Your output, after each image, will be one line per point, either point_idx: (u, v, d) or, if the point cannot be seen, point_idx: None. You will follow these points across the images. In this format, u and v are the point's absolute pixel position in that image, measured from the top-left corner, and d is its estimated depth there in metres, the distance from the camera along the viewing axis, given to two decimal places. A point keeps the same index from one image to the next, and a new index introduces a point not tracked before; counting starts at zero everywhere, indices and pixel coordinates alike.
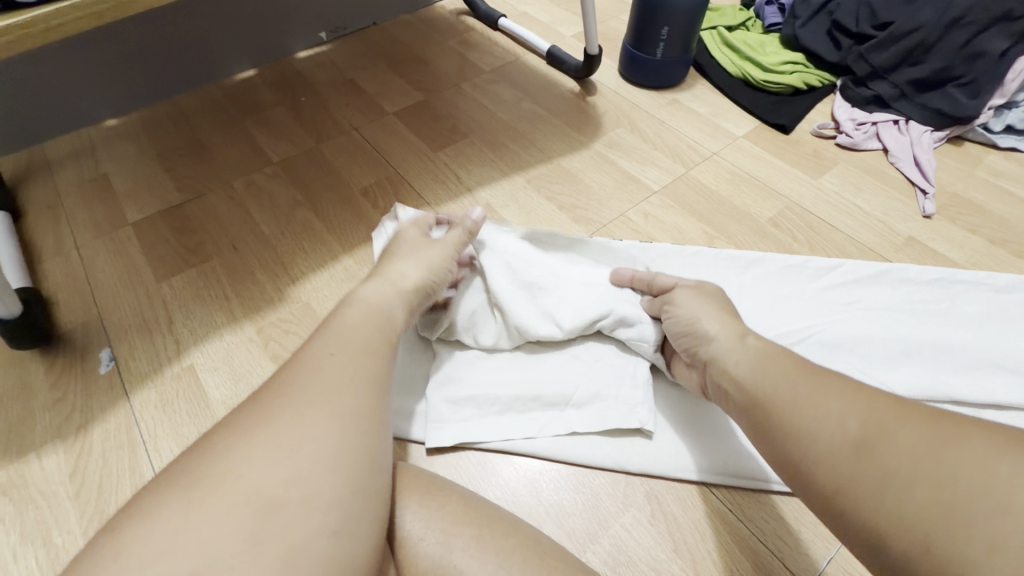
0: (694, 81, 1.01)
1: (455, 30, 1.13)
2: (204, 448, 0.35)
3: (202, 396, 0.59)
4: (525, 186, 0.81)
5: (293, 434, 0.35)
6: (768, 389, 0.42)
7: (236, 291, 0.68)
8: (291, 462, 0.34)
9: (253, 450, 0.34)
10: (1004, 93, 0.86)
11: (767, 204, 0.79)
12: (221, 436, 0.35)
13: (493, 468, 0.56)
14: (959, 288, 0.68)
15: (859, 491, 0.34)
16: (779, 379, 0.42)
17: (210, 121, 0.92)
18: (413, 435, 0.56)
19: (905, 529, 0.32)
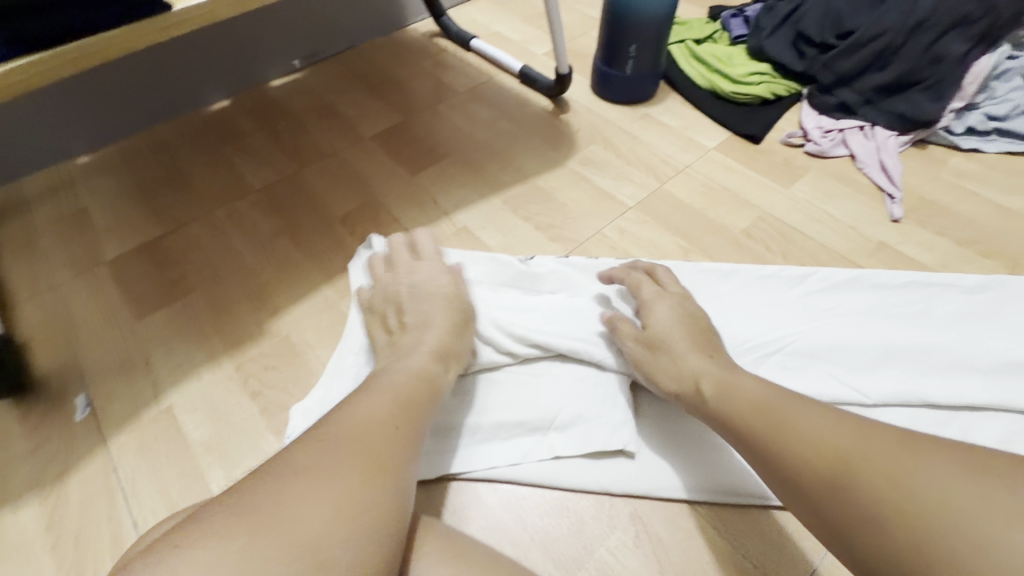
0: (665, 95, 1.02)
1: (428, 52, 1.14)
2: (266, 479, 0.37)
3: (181, 438, 0.58)
4: (502, 207, 0.82)
5: (335, 489, 0.36)
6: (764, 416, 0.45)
7: (216, 327, 0.66)
8: (340, 516, 0.35)
9: (308, 492, 0.35)
10: (963, 96, 0.89)
11: (741, 215, 0.80)
12: (279, 470, 0.37)
13: (478, 496, 0.56)
14: (935, 289, 0.68)
15: (857, 502, 0.38)
16: (781, 404, 0.46)
17: (182, 147, 0.89)
18: None
19: (895, 536, 0.35)
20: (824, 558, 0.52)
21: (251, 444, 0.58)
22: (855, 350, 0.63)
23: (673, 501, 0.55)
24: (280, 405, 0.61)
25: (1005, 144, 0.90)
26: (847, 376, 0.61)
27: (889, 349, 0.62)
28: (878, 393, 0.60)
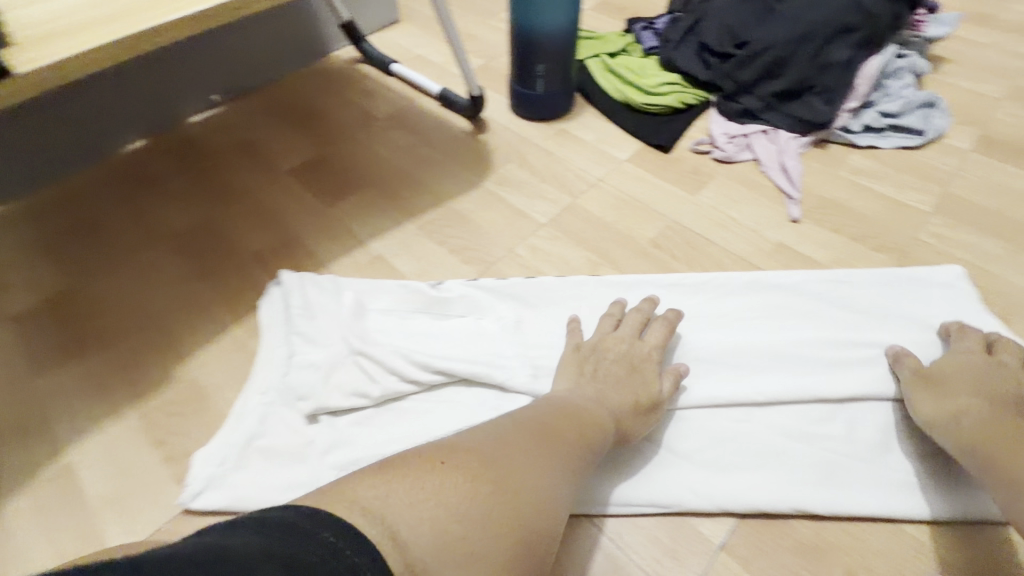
0: (581, 109, 1.05)
1: (350, 78, 1.14)
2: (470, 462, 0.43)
3: (81, 496, 0.57)
4: (417, 232, 0.83)
5: (513, 484, 0.43)
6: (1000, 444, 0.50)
7: (119, 377, 0.67)
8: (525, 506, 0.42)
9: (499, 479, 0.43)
10: (856, 96, 0.93)
11: (649, 225, 0.82)
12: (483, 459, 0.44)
13: None
14: (822, 288, 0.72)
15: None
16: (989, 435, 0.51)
17: (96, 198, 0.90)
18: None
19: None
20: (717, 560, 0.53)
21: (152, 496, 0.57)
22: (750, 351, 0.66)
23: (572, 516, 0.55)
24: (185, 452, 0.60)
25: (898, 140, 0.94)
26: (740, 378, 0.63)
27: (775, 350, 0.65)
28: (774, 391, 0.62)
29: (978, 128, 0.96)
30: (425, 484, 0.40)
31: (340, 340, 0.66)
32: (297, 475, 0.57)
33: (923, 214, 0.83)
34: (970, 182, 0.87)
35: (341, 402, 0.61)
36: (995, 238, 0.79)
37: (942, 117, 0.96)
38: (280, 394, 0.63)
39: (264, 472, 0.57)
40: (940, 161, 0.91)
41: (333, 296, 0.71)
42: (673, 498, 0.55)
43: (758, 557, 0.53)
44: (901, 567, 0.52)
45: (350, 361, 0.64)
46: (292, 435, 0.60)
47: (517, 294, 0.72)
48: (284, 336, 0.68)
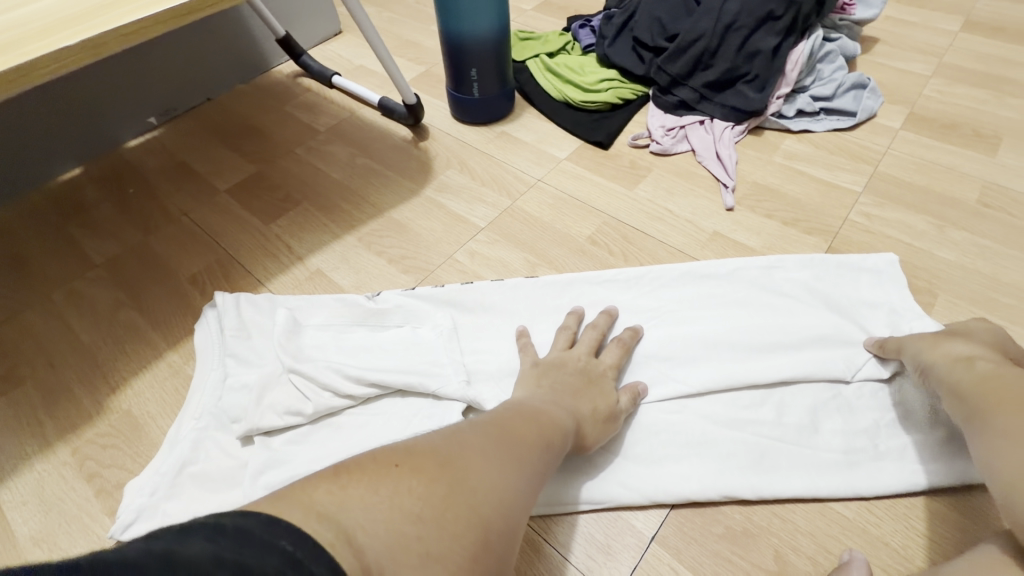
0: (522, 110, 1.05)
1: (292, 93, 1.14)
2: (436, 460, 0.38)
3: (8, 537, 0.56)
4: (356, 245, 0.83)
5: (476, 481, 0.38)
6: (997, 394, 0.47)
7: (50, 413, 0.66)
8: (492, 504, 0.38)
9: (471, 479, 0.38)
10: (787, 82, 0.95)
11: (586, 223, 0.83)
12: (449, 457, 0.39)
13: None
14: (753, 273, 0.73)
15: None
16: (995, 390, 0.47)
17: (30, 231, 0.88)
18: None
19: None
20: (650, 551, 0.53)
21: (83, 531, 0.56)
22: (681, 341, 0.66)
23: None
24: (117, 484, 0.60)
25: (831, 122, 0.96)
26: (672, 370, 0.64)
27: (706, 341, 0.66)
28: (701, 378, 0.63)
29: (907, 107, 0.98)
30: (373, 489, 0.35)
31: (274, 360, 0.66)
32: (227, 497, 0.57)
33: (854, 194, 0.84)
34: (899, 160, 0.89)
35: (273, 422, 0.61)
36: (923, 214, 0.81)
37: (873, 97, 0.97)
38: (214, 418, 0.62)
39: (195, 497, 0.57)
40: (871, 141, 0.93)
41: (269, 315, 0.71)
42: (603, 493, 0.56)
43: (690, 546, 0.53)
44: (829, 545, 0.53)
45: (282, 382, 0.63)
46: (226, 459, 0.60)
47: (453, 300, 0.72)
48: (217, 359, 0.67)
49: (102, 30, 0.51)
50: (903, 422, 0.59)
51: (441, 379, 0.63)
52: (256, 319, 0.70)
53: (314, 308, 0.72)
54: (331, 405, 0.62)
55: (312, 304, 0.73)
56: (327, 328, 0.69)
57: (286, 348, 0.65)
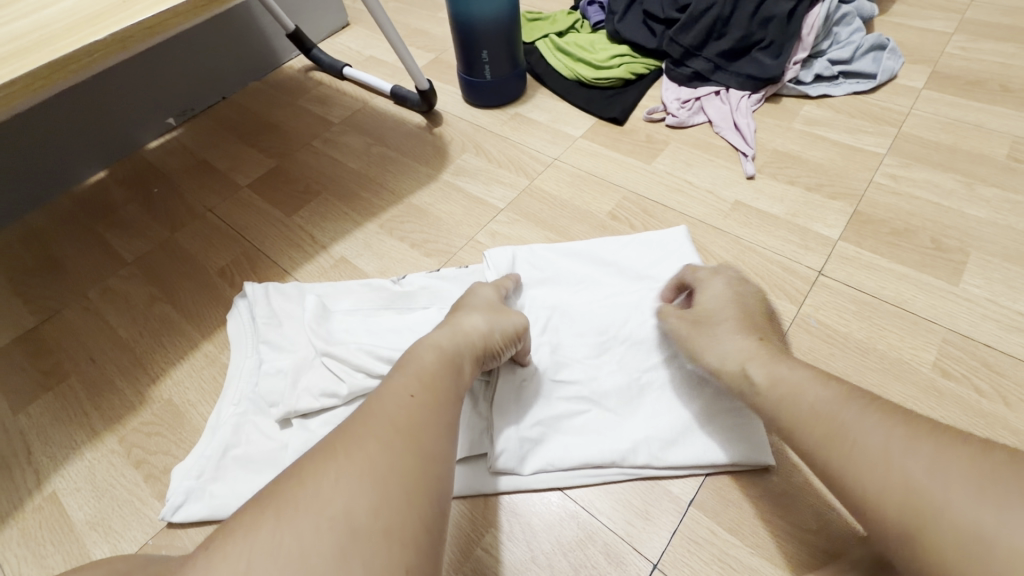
0: (534, 91, 1.05)
1: (306, 87, 1.15)
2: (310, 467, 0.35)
3: (66, 521, 0.59)
4: (378, 231, 0.84)
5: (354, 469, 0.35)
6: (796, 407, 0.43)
7: (96, 404, 0.68)
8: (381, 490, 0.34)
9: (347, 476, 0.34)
10: (804, 47, 0.93)
11: (606, 199, 0.83)
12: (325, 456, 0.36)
13: None
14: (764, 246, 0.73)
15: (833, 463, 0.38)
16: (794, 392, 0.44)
17: (61, 234, 0.91)
18: None
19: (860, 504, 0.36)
20: (689, 515, 0.53)
21: (135, 514, 0.59)
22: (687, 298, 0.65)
23: (544, 492, 0.56)
24: (165, 468, 0.62)
25: (850, 86, 0.94)
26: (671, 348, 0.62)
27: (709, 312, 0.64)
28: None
29: (929, 66, 0.96)
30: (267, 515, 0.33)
31: (303, 344, 0.67)
32: (268, 478, 0.59)
33: (878, 156, 0.83)
34: (923, 120, 0.87)
35: (307, 407, 0.61)
36: (951, 172, 0.79)
37: (893, 58, 0.95)
38: (252, 403, 0.64)
39: (239, 480, 0.58)
40: (894, 102, 0.91)
41: (299, 303, 0.72)
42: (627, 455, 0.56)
43: (727, 509, 0.53)
44: None
45: (314, 369, 0.64)
46: (267, 443, 0.61)
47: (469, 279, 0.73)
48: (254, 347, 0.69)
49: (131, 21, 0.53)
50: (939, 381, 0.59)
51: None
52: (274, 309, 0.71)
53: (338, 296, 0.73)
54: (364, 388, 0.62)
55: (335, 292, 0.74)
56: (352, 317, 0.70)
57: (316, 338, 0.66)
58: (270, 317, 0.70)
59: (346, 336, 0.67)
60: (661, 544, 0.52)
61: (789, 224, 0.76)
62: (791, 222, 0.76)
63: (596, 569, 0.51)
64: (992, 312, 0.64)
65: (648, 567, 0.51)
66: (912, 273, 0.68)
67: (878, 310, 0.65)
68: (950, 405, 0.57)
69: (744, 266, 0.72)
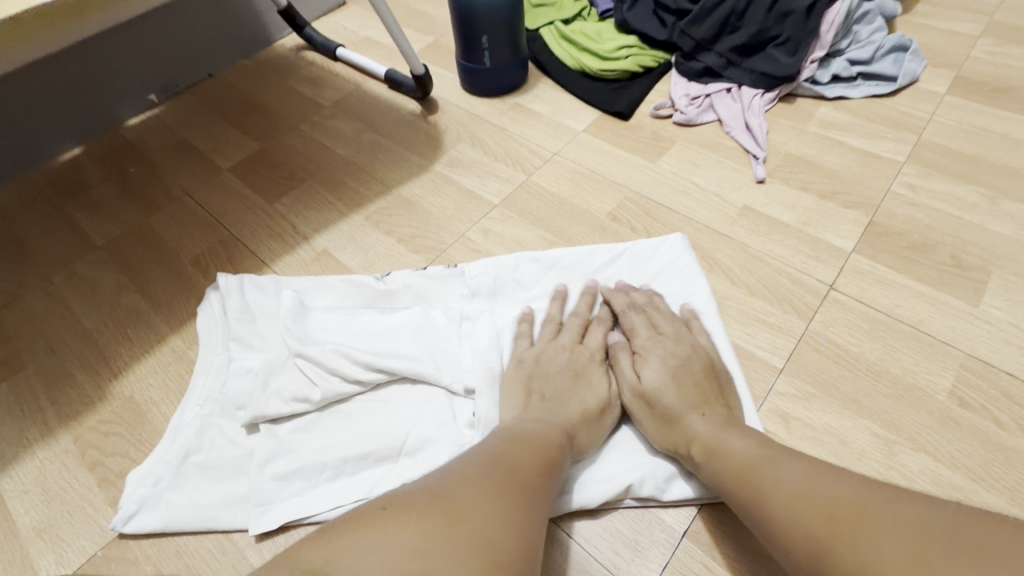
0: (536, 81, 0.99)
1: (296, 67, 1.09)
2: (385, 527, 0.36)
3: (11, 526, 0.54)
4: (363, 223, 0.79)
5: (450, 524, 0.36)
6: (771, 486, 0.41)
7: (52, 399, 0.64)
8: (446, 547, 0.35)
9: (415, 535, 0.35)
10: (822, 45, 0.88)
11: (606, 198, 0.78)
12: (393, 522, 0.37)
13: None
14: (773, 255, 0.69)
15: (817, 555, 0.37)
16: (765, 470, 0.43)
17: (29, 212, 0.86)
18: (236, 523, 0.53)
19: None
20: (681, 549, 0.49)
21: (86, 521, 0.54)
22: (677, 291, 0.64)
23: None
24: (121, 472, 0.57)
25: (868, 88, 0.89)
26: None
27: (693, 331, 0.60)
28: None
29: (953, 70, 0.91)
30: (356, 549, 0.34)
31: (277, 342, 0.63)
32: (236, 488, 0.54)
33: (896, 164, 0.78)
34: (945, 127, 0.83)
35: (274, 413, 0.57)
36: (973, 185, 0.75)
37: (915, 60, 0.90)
38: (219, 405, 0.59)
39: (199, 488, 0.54)
40: (915, 107, 0.86)
41: (274, 297, 0.67)
42: (628, 484, 0.51)
43: (723, 542, 0.49)
44: None
45: (286, 373, 0.60)
46: (229, 449, 0.57)
47: (451, 281, 0.68)
48: (223, 344, 0.64)
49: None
50: (955, 411, 0.55)
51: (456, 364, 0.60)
52: (246, 305, 0.66)
53: (317, 293, 0.68)
54: (337, 395, 0.58)
55: (313, 288, 0.69)
56: (330, 317, 0.65)
57: (291, 340, 0.61)
58: (240, 314, 0.65)
59: (322, 338, 0.62)
60: None
61: (800, 233, 0.71)
62: (802, 231, 0.71)
63: None
64: (1014, 337, 0.59)
65: None
66: (929, 291, 0.64)
67: (892, 329, 0.61)
68: (965, 438, 0.53)
69: (750, 276, 0.67)
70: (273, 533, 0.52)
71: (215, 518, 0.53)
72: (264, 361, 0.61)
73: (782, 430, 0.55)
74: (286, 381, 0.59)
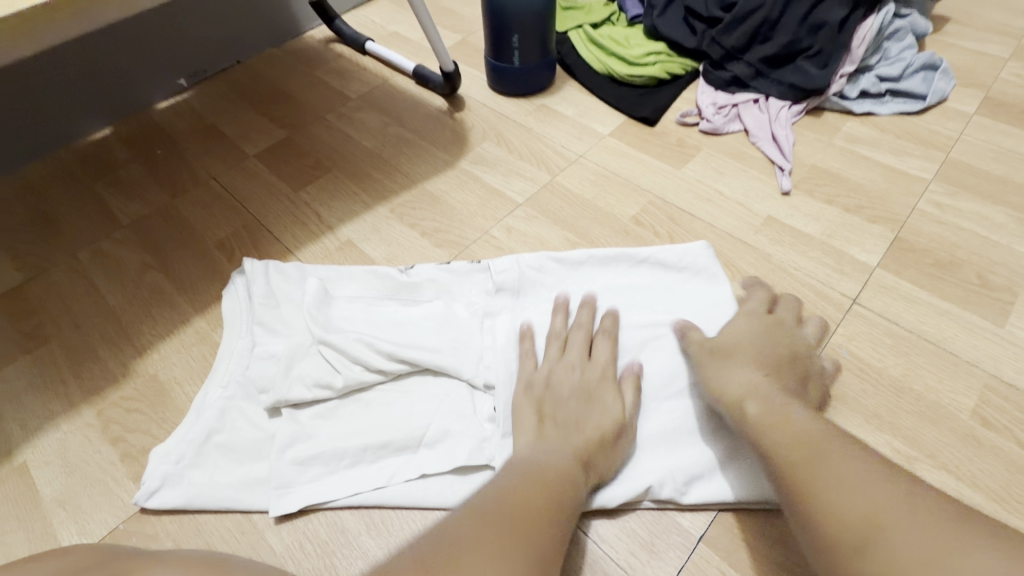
0: (563, 83, 1.00)
1: (324, 59, 1.10)
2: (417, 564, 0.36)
3: (33, 497, 0.55)
4: (387, 215, 0.79)
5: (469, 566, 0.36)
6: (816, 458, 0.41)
7: (75, 373, 0.64)
8: None
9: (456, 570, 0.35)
10: (852, 60, 0.88)
11: (631, 202, 0.78)
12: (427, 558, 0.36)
13: (343, 527, 0.53)
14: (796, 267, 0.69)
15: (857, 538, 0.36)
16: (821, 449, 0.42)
17: (58, 188, 0.87)
18: (255, 505, 0.53)
19: None
20: (698, 554, 0.49)
21: (107, 495, 0.55)
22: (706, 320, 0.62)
23: None
24: (142, 449, 0.58)
25: (896, 105, 0.89)
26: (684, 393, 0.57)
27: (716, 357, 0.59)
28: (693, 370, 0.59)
29: (982, 91, 0.91)
30: None
31: (300, 329, 0.63)
32: (256, 470, 0.55)
33: (923, 182, 0.78)
34: (973, 147, 0.82)
35: (296, 398, 0.58)
36: (1000, 206, 0.74)
37: (944, 79, 0.90)
38: (242, 388, 0.60)
39: (220, 468, 0.55)
40: (942, 126, 0.86)
41: (297, 283, 0.68)
42: (647, 487, 0.52)
43: (741, 548, 0.49)
44: None
45: (308, 359, 0.60)
46: (250, 430, 0.57)
47: (473, 276, 0.68)
48: (246, 328, 0.65)
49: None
50: (977, 431, 0.54)
51: (479, 361, 0.60)
52: (269, 290, 0.66)
53: (340, 281, 0.69)
54: (358, 384, 0.59)
55: (336, 277, 0.69)
56: (352, 306, 0.65)
57: (315, 327, 0.62)
58: (263, 299, 0.66)
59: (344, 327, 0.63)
60: None
61: (824, 246, 0.71)
62: (827, 244, 0.71)
63: None
64: None
65: None
66: (953, 309, 0.64)
67: (915, 346, 0.61)
68: (986, 457, 0.53)
69: (773, 287, 0.67)
70: (291, 516, 0.53)
71: (236, 498, 0.53)
72: (287, 347, 0.61)
73: None
74: (309, 368, 0.59)
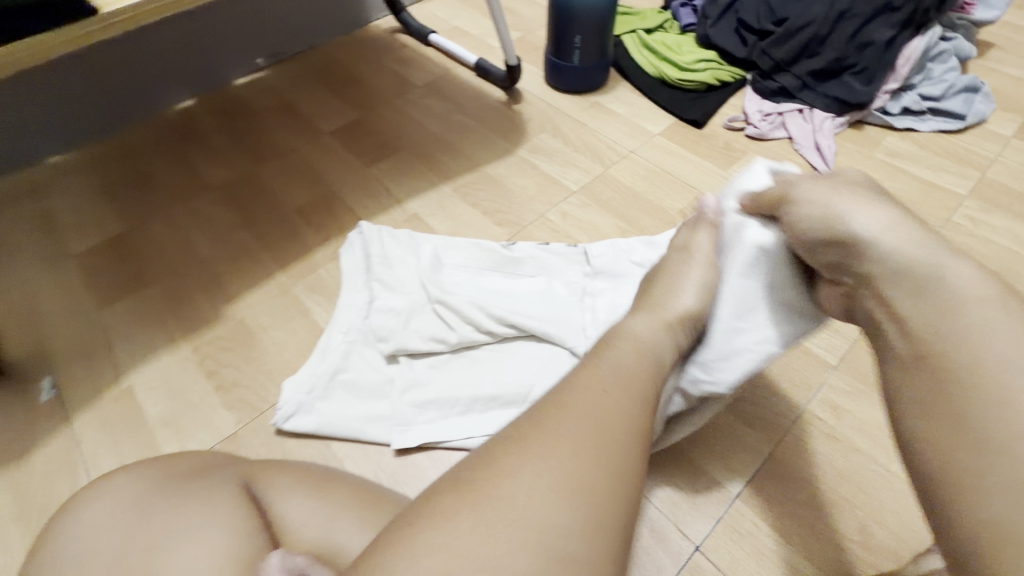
0: (616, 83, 1.05)
1: (390, 48, 1.17)
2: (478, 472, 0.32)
3: (140, 415, 0.62)
4: (451, 194, 0.86)
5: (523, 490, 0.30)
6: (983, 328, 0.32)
7: (174, 314, 0.72)
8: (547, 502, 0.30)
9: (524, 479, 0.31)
10: (896, 78, 0.93)
11: (678, 197, 0.84)
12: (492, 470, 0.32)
13: (414, 460, 0.59)
14: None
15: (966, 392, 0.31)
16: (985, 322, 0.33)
17: (152, 151, 0.96)
18: (378, 438, 0.60)
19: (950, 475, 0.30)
20: (734, 507, 0.55)
21: (204, 418, 0.62)
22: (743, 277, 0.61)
23: None
24: (234, 382, 0.65)
25: (936, 123, 0.93)
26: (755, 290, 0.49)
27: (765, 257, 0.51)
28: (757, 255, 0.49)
29: (1020, 116, 0.95)
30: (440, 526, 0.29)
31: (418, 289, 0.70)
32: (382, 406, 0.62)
33: (958, 197, 0.82)
34: (1008, 168, 0.87)
35: (415, 348, 0.64)
36: None
37: (984, 102, 0.94)
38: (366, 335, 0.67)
39: (347, 403, 0.62)
40: (980, 146, 0.90)
41: (410, 251, 0.75)
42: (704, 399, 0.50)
43: (773, 506, 0.55)
44: (915, 524, 0.53)
45: (426, 316, 0.67)
46: (372, 373, 0.64)
47: (570, 257, 0.74)
48: (365, 284, 0.72)
49: None
50: None
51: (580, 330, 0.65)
52: (387, 255, 0.74)
53: (448, 252, 0.75)
54: (471, 342, 0.65)
55: (445, 247, 0.76)
56: (462, 274, 0.72)
57: (432, 289, 0.68)
58: (381, 262, 0.73)
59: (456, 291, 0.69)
60: (704, 529, 0.54)
61: None
62: None
63: (639, 541, 0.53)
64: None
65: (689, 547, 0.53)
66: None
67: None
68: None
69: None
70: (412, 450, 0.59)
71: (360, 431, 0.60)
72: (406, 305, 0.68)
73: (832, 420, 0.60)
74: (424, 323, 0.66)
